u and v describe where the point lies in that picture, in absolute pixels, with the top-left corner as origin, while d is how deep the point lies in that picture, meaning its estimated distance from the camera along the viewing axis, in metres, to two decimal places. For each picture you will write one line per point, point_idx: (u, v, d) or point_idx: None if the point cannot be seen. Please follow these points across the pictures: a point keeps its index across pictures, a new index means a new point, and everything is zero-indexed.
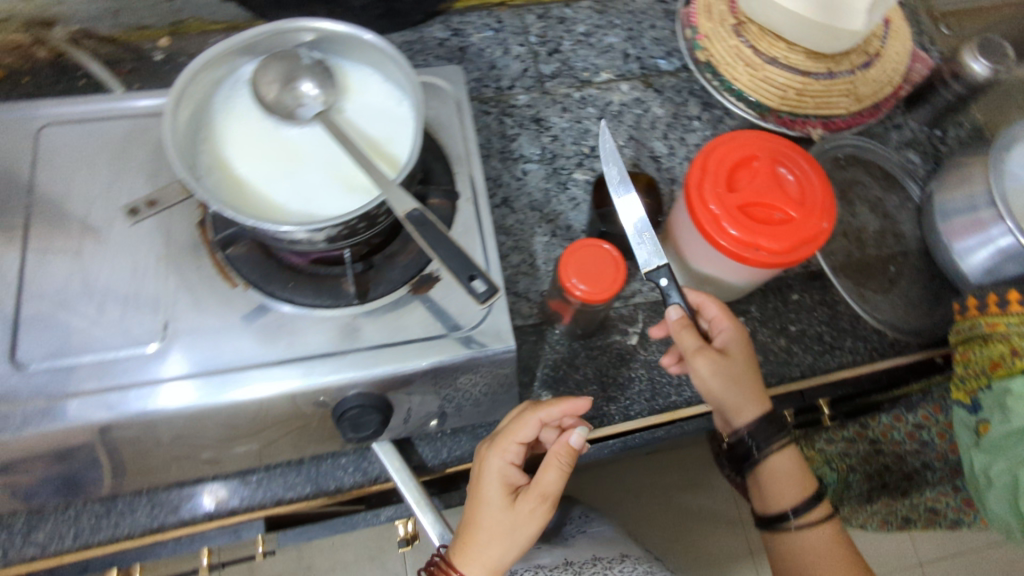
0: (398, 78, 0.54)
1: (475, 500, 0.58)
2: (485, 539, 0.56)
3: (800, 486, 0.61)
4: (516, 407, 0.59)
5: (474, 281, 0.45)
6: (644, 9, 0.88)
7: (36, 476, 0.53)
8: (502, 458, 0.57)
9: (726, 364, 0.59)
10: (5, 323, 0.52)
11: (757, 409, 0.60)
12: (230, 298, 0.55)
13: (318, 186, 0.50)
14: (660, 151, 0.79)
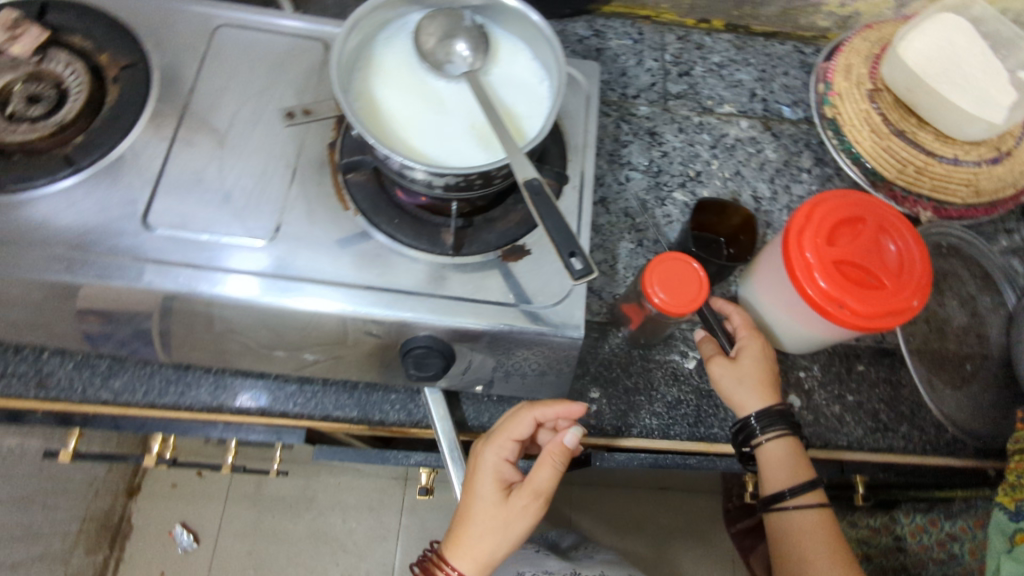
0: (547, 58, 0.57)
1: (466, 496, 0.60)
2: (476, 533, 0.58)
3: (797, 471, 0.61)
4: (514, 406, 0.62)
5: (573, 259, 0.47)
6: (783, 55, 0.89)
7: (126, 329, 0.58)
8: (495, 456, 0.59)
9: (733, 368, 0.64)
10: (148, 186, 0.57)
11: (759, 400, 0.62)
12: (340, 218, 0.59)
13: (450, 138, 0.54)
14: (762, 193, 0.80)
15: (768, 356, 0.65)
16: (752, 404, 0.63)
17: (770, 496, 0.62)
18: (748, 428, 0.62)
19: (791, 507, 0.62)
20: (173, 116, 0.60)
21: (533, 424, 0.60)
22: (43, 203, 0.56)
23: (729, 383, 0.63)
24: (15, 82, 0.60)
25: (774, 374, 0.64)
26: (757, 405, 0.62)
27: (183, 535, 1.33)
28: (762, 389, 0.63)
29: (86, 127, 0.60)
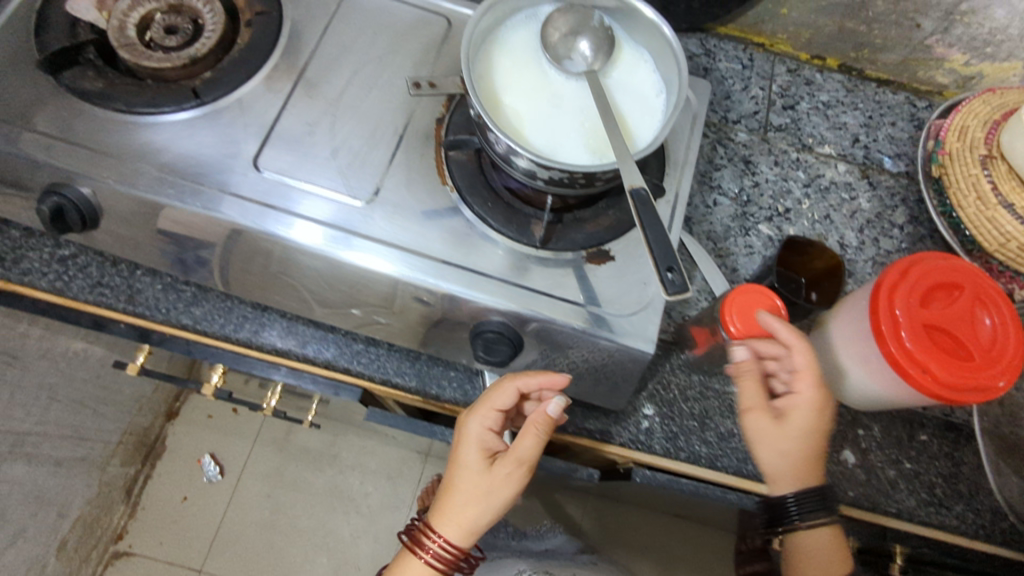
0: (668, 73, 0.57)
1: (455, 462, 0.61)
2: (461, 502, 0.59)
3: (831, 570, 0.58)
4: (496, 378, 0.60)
5: (669, 273, 0.47)
6: (893, 105, 0.86)
7: (220, 263, 0.60)
8: (479, 428, 0.59)
9: (778, 437, 0.58)
10: (262, 130, 0.60)
11: (795, 483, 0.58)
12: (437, 192, 0.60)
13: (561, 133, 0.54)
14: (849, 241, 0.78)
15: (818, 428, 0.58)
16: (785, 484, 0.59)
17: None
18: (783, 510, 0.59)
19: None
20: (295, 67, 0.63)
21: (516, 394, 0.59)
22: (164, 128, 0.58)
23: (768, 454, 0.58)
24: (155, 11, 0.63)
25: (818, 451, 0.59)
26: (793, 490, 0.58)
27: (209, 465, 1.38)
28: (803, 473, 0.58)
29: (214, 64, 0.62)
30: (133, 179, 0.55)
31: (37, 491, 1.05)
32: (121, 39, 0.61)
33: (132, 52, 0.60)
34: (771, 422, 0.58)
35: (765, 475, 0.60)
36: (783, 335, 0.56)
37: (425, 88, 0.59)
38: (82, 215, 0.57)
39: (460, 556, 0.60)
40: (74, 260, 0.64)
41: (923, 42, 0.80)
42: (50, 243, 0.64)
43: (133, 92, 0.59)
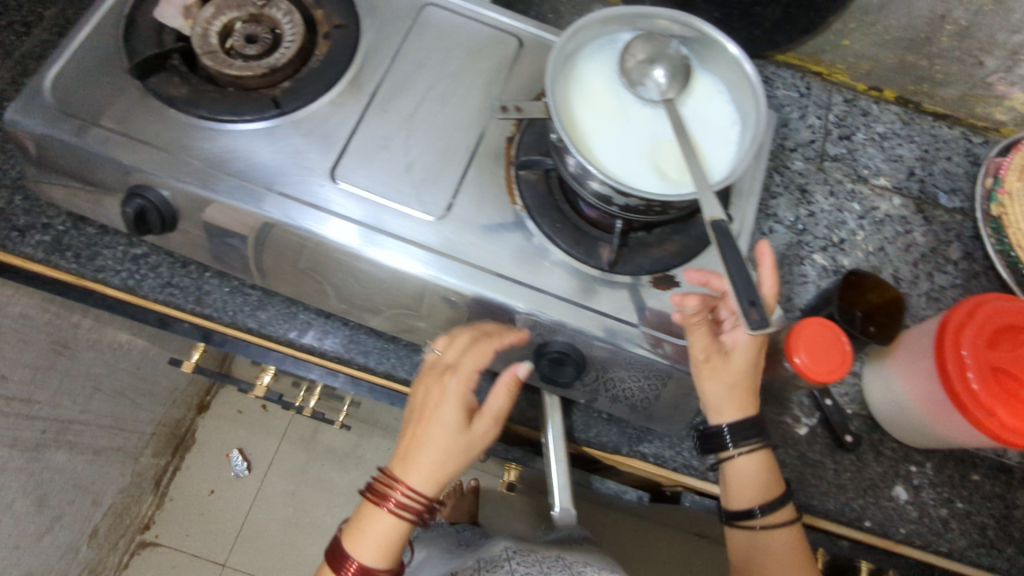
0: (745, 105, 0.56)
1: (425, 420, 0.57)
2: (438, 454, 0.56)
3: (762, 487, 0.61)
4: (466, 333, 0.58)
5: (752, 307, 0.48)
6: (949, 139, 0.86)
7: (294, 270, 0.62)
8: (460, 384, 0.57)
9: (724, 370, 0.60)
10: (338, 142, 0.61)
11: (736, 413, 0.61)
12: (507, 211, 0.61)
13: (634, 160, 0.55)
14: (903, 274, 0.78)
15: (753, 361, 0.62)
16: (725, 415, 0.61)
17: (736, 512, 0.62)
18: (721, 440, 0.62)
19: (758, 527, 0.61)
20: (372, 81, 0.63)
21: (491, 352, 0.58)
22: (246, 136, 0.60)
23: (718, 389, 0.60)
24: (235, 20, 0.64)
25: (752, 381, 0.62)
26: (731, 417, 0.61)
27: (237, 460, 1.39)
28: (741, 402, 0.61)
29: (292, 74, 0.63)
30: (215, 185, 0.57)
31: (75, 479, 1.07)
32: (204, 46, 0.62)
33: (215, 60, 0.61)
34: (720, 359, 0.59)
35: (707, 408, 0.61)
36: (763, 271, 0.58)
37: (512, 114, 0.58)
38: (162, 216, 0.58)
39: (431, 508, 0.56)
40: (147, 259, 0.66)
41: (984, 79, 0.79)
42: (124, 242, 0.66)
43: (216, 100, 0.60)
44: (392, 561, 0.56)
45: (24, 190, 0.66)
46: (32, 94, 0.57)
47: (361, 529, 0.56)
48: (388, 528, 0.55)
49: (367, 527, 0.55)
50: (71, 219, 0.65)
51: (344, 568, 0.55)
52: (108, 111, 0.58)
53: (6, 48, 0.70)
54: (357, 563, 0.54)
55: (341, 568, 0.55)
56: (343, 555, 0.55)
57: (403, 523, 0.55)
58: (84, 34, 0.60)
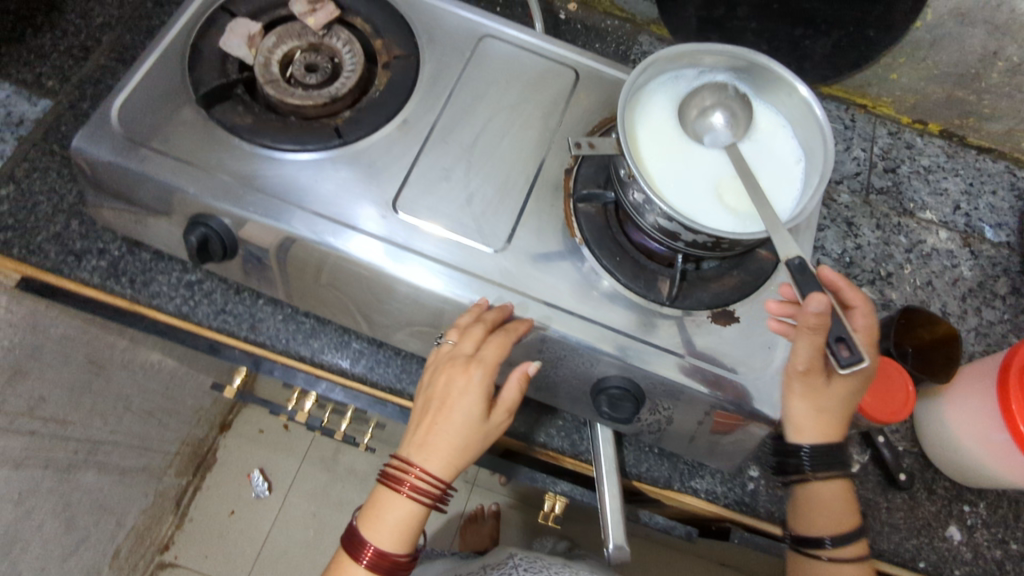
0: (810, 142, 0.56)
1: (444, 412, 0.56)
2: (456, 445, 0.56)
3: (838, 518, 0.60)
4: (482, 325, 0.56)
5: (840, 344, 0.51)
6: (993, 173, 0.86)
7: (352, 299, 0.62)
8: (482, 380, 0.56)
9: (817, 393, 0.57)
10: (399, 174, 0.61)
11: (818, 438, 0.58)
12: (565, 244, 0.61)
13: (701, 197, 0.55)
14: (952, 309, 0.78)
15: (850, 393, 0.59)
16: (807, 437, 0.58)
17: (805, 538, 0.61)
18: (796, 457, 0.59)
19: (826, 556, 0.60)
20: (432, 112, 0.64)
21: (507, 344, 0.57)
22: (305, 166, 0.60)
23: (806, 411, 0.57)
24: (296, 49, 0.65)
25: (843, 412, 0.59)
26: (812, 439, 0.58)
27: (258, 481, 1.37)
28: (824, 430, 0.58)
29: (352, 103, 0.64)
30: (278, 215, 0.57)
31: (101, 500, 1.05)
32: (266, 75, 0.62)
33: (276, 88, 0.61)
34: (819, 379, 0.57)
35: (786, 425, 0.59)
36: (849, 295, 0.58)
37: (586, 149, 0.54)
38: (224, 245, 0.59)
39: (445, 495, 0.57)
40: (201, 286, 0.67)
41: None
42: (178, 268, 0.67)
43: (279, 129, 0.61)
44: (410, 544, 0.58)
45: (82, 214, 0.67)
46: (99, 124, 0.59)
47: (379, 513, 0.57)
48: (405, 513, 0.57)
49: (385, 511, 0.57)
50: (126, 245, 0.67)
51: (363, 552, 0.57)
52: (173, 141, 0.59)
53: (65, 73, 0.74)
54: (375, 549, 0.57)
55: (361, 551, 0.57)
56: (362, 539, 0.57)
57: (421, 509, 0.57)
58: (150, 64, 0.62)
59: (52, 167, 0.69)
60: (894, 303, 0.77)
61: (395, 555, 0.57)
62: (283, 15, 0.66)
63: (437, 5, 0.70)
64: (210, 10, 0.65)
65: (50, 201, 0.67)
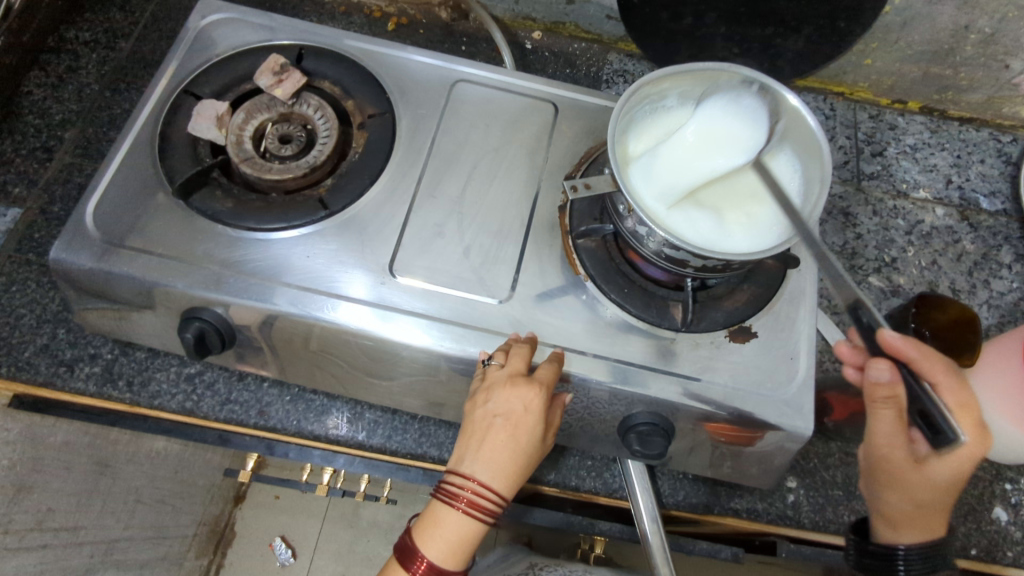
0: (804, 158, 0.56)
1: (506, 428, 0.50)
2: (517, 465, 0.50)
3: None
4: (530, 348, 0.53)
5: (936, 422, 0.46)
6: (978, 142, 0.86)
7: (356, 370, 0.60)
8: (544, 401, 0.51)
9: (904, 478, 0.50)
10: (392, 237, 0.59)
11: (920, 538, 0.50)
12: (571, 284, 0.60)
13: (700, 219, 0.53)
14: (961, 286, 0.77)
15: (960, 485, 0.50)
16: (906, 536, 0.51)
17: None
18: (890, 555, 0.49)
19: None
20: (415, 169, 0.63)
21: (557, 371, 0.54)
22: (295, 243, 0.58)
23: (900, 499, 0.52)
24: (267, 122, 0.63)
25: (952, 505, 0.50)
26: (911, 539, 0.50)
27: (282, 549, 1.23)
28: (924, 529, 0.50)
29: (332, 169, 0.62)
30: (273, 299, 0.55)
31: None
32: (240, 153, 0.60)
33: (253, 166, 0.60)
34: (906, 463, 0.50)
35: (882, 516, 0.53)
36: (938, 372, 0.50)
37: (581, 190, 0.55)
38: (222, 336, 0.57)
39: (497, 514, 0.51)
40: (201, 378, 0.65)
41: (1011, 81, 0.80)
42: (175, 362, 0.65)
43: (262, 208, 0.59)
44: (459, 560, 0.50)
45: (68, 321, 0.65)
46: (76, 230, 0.57)
47: (433, 531, 0.49)
48: (463, 532, 0.49)
49: (441, 528, 0.49)
50: (117, 345, 0.65)
51: (414, 567, 0.48)
52: (154, 236, 0.57)
53: (31, 177, 0.72)
54: (429, 563, 0.48)
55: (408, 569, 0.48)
56: (412, 557, 0.48)
57: (479, 533, 0.49)
58: (119, 160, 0.60)
59: (31, 277, 0.67)
60: (903, 288, 0.76)
61: None
62: (249, 89, 0.65)
63: (403, 57, 0.69)
64: (174, 95, 0.63)
65: (33, 312, 0.65)
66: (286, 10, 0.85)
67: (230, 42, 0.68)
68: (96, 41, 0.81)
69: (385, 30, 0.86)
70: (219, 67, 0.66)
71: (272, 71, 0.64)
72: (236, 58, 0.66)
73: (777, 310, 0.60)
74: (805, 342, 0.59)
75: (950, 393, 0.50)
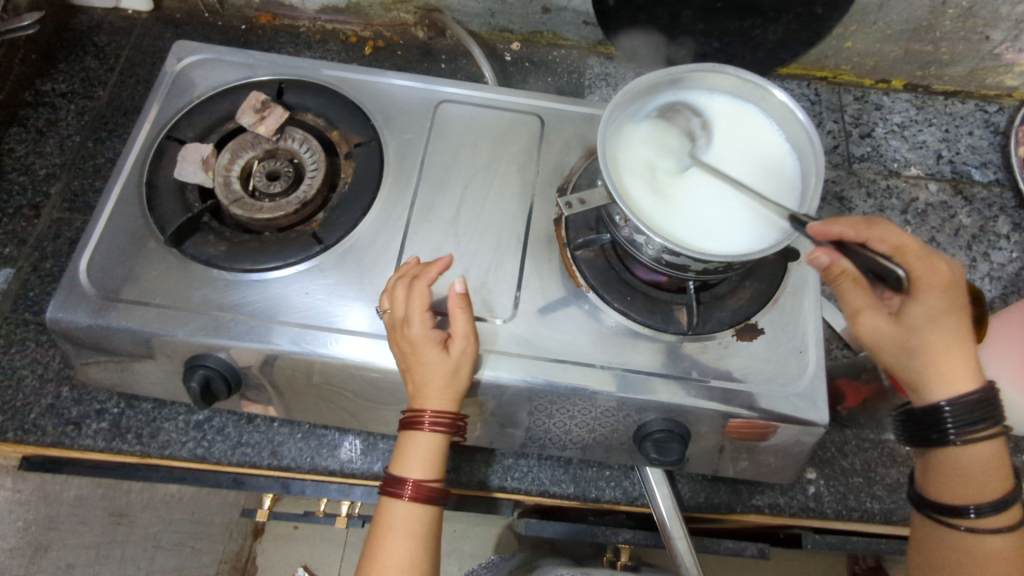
0: (806, 165, 0.54)
1: (408, 362, 0.53)
2: (438, 382, 0.52)
3: (985, 490, 0.47)
4: (402, 284, 0.54)
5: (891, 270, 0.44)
6: (965, 115, 0.86)
7: (363, 401, 0.59)
8: (421, 326, 0.52)
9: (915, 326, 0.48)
10: (389, 266, 0.59)
11: (955, 387, 0.46)
12: (573, 296, 0.59)
13: (677, 206, 0.53)
14: (961, 260, 0.76)
15: (950, 318, 0.47)
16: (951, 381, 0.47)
17: (943, 506, 0.49)
18: (933, 423, 0.47)
19: (961, 527, 0.48)
20: (407, 193, 0.62)
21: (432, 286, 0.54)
22: (292, 281, 0.58)
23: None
24: (253, 159, 0.63)
25: (963, 343, 0.47)
26: (943, 395, 0.46)
27: None
28: (961, 370, 0.46)
29: (323, 202, 0.62)
30: (276, 339, 0.55)
31: None
32: (229, 195, 0.60)
33: (244, 207, 0.59)
34: (885, 320, 0.47)
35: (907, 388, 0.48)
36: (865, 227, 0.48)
37: (575, 206, 0.54)
38: (228, 381, 0.56)
39: (458, 420, 0.54)
40: (210, 423, 0.64)
41: (992, 51, 0.80)
42: (183, 410, 0.65)
43: (256, 248, 0.58)
44: (440, 469, 0.53)
45: (70, 378, 0.65)
46: (70, 289, 0.56)
47: (404, 461, 0.53)
48: (422, 454, 0.53)
49: (408, 455, 0.53)
50: (122, 399, 0.64)
51: (402, 491, 0.52)
52: (150, 287, 0.57)
53: (20, 236, 0.71)
54: (412, 483, 0.52)
55: (397, 494, 0.52)
56: (396, 486, 0.52)
57: (434, 448, 0.53)
58: (108, 212, 0.59)
59: (29, 337, 0.67)
60: None
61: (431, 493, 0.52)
62: (231, 128, 0.64)
63: (385, 83, 0.69)
64: (157, 142, 0.63)
65: (34, 372, 0.65)
66: (261, 44, 0.85)
67: (210, 82, 0.68)
68: (74, 91, 0.80)
69: (362, 54, 0.85)
70: (200, 109, 0.65)
71: (254, 109, 0.63)
72: (217, 98, 0.66)
73: (783, 305, 0.60)
74: (812, 334, 0.59)
75: (884, 239, 0.49)
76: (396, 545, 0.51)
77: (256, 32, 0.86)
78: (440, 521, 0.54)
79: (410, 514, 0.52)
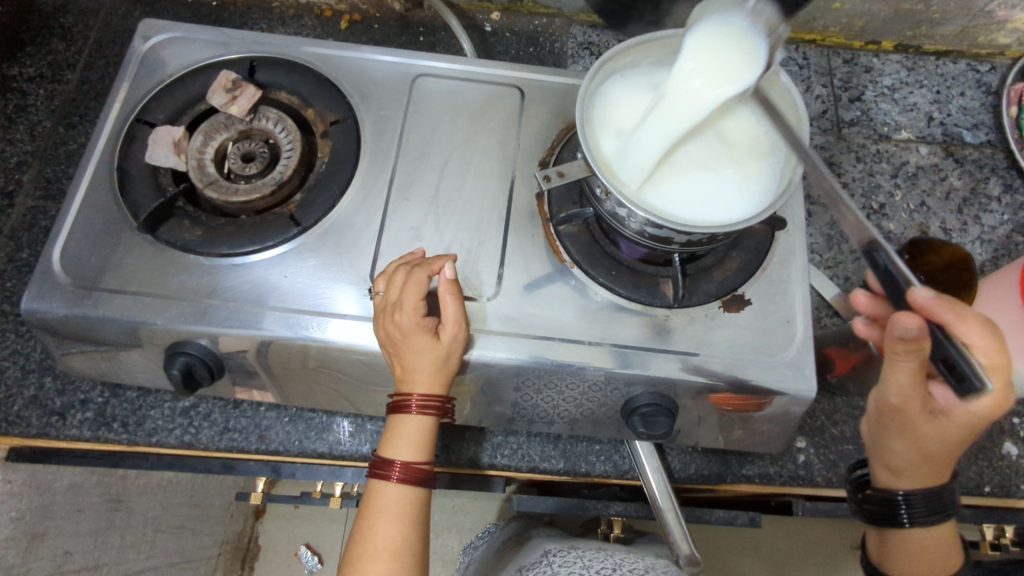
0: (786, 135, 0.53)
1: (398, 348, 0.52)
2: (427, 369, 0.51)
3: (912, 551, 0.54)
4: (398, 271, 0.53)
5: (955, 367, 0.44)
6: (956, 75, 0.85)
7: (348, 382, 0.58)
8: (411, 314, 0.51)
9: (914, 426, 0.49)
10: (370, 246, 0.58)
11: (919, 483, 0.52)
12: (557, 271, 0.58)
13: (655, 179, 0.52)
14: (952, 225, 0.76)
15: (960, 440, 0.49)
16: (906, 481, 0.53)
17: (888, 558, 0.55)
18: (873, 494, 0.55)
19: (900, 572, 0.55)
20: (385, 170, 0.61)
21: (427, 276, 0.53)
22: (272, 264, 0.57)
23: (897, 447, 0.52)
24: (227, 141, 0.61)
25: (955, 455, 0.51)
26: (907, 486, 0.52)
27: (308, 556, 1.17)
28: (933, 473, 0.51)
29: (300, 182, 0.60)
30: (257, 324, 0.54)
31: None
32: (204, 178, 0.59)
33: (218, 190, 0.58)
34: (921, 417, 0.49)
35: (887, 463, 0.53)
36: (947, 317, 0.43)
37: (555, 179, 0.53)
38: (210, 368, 0.55)
39: (447, 404, 0.54)
40: (197, 410, 0.64)
41: (984, 8, 0.78)
42: (169, 398, 0.64)
43: (232, 233, 0.57)
44: (428, 452, 0.53)
45: (52, 368, 0.64)
46: (44, 278, 0.55)
47: (392, 441, 0.53)
48: (411, 436, 0.53)
49: (396, 439, 0.53)
50: (106, 389, 0.64)
51: (391, 473, 0.52)
52: (127, 274, 0.56)
53: None
54: (400, 465, 0.51)
55: (384, 476, 0.52)
56: (382, 467, 0.52)
57: (424, 430, 0.53)
58: (78, 200, 0.58)
59: (8, 327, 0.66)
60: (894, 234, 0.74)
61: (418, 475, 0.52)
62: (203, 109, 0.63)
63: (360, 57, 0.67)
64: (127, 125, 0.61)
65: (16, 364, 0.64)
66: (233, 20, 0.83)
67: (180, 61, 0.66)
68: (41, 75, 0.78)
69: (338, 28, 0.83)
70: (170, 88, 0.63)
71: (225, 89, 0.62)
72: (187, 79, 0.64)
73: (772, 274, 0.59)
74: (800, 302, 0.58)
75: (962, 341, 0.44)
76: (381, 527, 0.51)
77: (228, 8, 0.83)
78: (427, 503, 0.54)
79: (398, 496, 0.52)
